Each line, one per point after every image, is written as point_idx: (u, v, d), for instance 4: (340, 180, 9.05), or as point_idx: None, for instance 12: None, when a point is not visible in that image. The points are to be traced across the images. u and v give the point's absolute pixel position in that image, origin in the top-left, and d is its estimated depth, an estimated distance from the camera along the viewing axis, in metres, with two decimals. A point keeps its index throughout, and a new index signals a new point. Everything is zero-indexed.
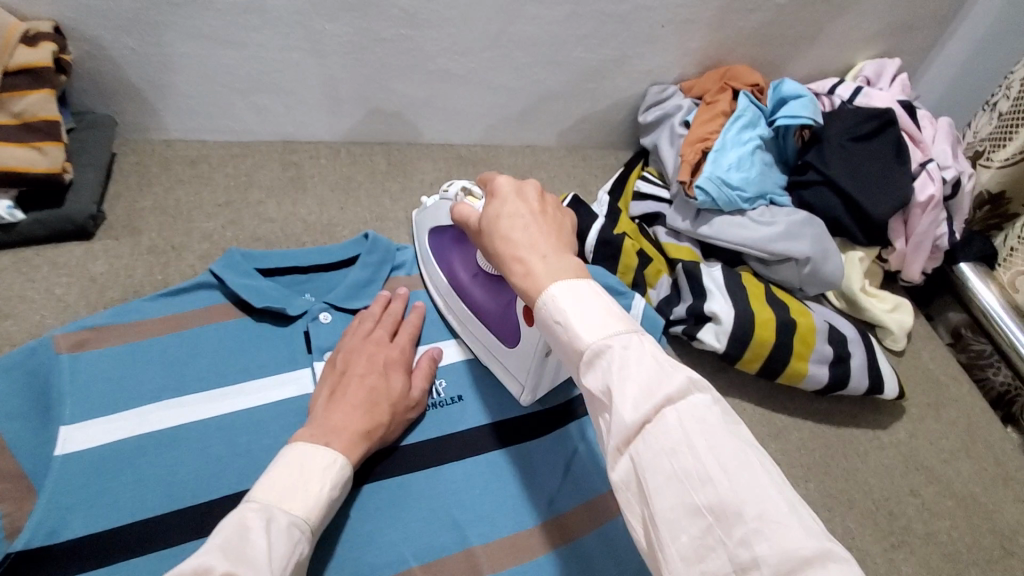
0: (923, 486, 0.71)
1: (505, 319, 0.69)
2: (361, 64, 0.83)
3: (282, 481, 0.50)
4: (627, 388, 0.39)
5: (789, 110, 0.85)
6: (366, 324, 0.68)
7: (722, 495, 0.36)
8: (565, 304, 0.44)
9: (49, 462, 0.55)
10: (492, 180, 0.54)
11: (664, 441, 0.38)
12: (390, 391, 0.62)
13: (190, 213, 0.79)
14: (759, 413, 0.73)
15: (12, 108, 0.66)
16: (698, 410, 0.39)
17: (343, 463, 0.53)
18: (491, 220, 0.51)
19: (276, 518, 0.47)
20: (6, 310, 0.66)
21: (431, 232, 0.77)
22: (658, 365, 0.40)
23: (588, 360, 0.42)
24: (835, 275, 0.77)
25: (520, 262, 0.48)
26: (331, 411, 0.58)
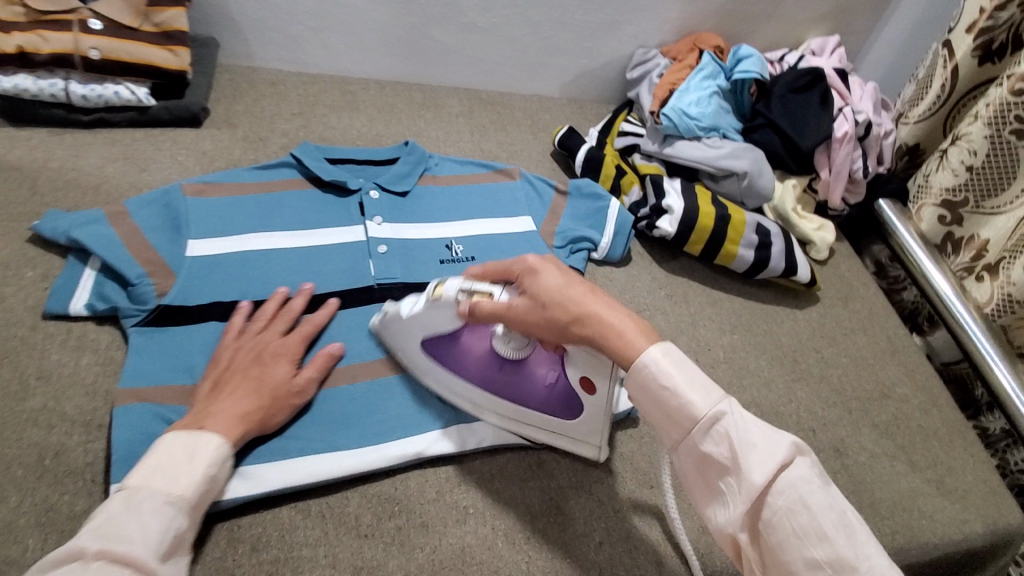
0: (825, 346, 0.93)
1: (555, 395, 0.73)
2: (408, 13, 1.06)
3: (159, 468, 0.56)
4: (753, 456, 0.50)
5: (743, 66, 1.07)
6: (257, 324, 0.73)
7: (838, 549, 0.47)
8: (672, 372, 0.54)
9: (182, 259, 0.77)
10: (533, 262, 0.63)
11: (782, 500, 0.49)
12: (272, 378, 0.67)
13: (272, 118, 1.02)
14: (702, 287, 0.95)
15: (156, 19, 0.89)
16: (802, 472, 0.50)
17: (220, 442, 0.60)
18: (556, 291, 0.60)
19: (148, 501, 0.53)
20: (143, 166, 0.88)
21: (424, 342, 0.73)
22: (766, 433, 0.52)
23: (706, 426, 0.53)
24: (767, 189, 0.99)
25: (613, 333, 0.57)
26: (217, 404, 0.63)
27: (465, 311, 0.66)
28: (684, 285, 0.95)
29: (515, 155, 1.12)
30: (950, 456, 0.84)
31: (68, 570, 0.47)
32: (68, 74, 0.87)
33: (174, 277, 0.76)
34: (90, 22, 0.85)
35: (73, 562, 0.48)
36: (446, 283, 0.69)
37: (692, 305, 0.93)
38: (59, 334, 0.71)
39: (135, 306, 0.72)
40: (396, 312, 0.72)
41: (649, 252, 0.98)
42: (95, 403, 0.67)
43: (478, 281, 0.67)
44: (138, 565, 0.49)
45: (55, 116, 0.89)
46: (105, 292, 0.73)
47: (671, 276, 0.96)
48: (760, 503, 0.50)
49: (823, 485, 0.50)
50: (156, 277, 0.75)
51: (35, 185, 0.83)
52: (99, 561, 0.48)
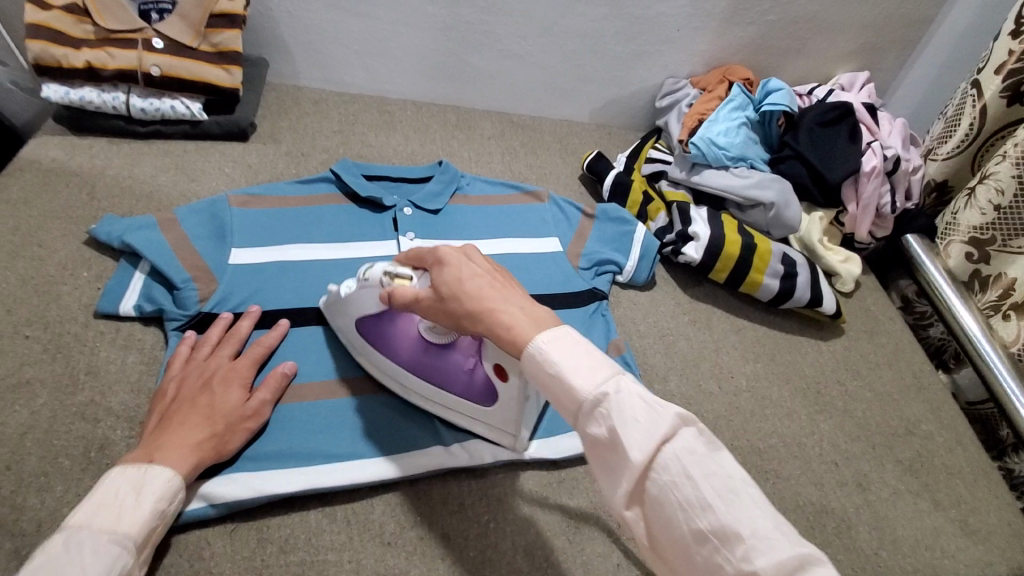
0: (848, 379, 0.93)
1: (473, 385, 0.72)
2: (448, 39, 1.11)
3: (102, 506, 0.54)
4: (631, 433, 0.48)
5: (772, 99, 1.09)
6: (203, 350, 0.73)
7: (721, 520, 0.45)
8: (554, 356, 0.52)
9: (226, 266, 0.81)
10: (437, 253, 0.64)
11: (666, 475, 0.47)
12: (223, 405, 0.67)
13: (314, 135, 1.07)
14: (725, 314, 0.96)
15: (214, 40, 0.95)
16: (687, 442, 0.48)
17: (172, 474, 0.59)
18: (453, 283, 0.61)
19: (90, 540, 0.52)
20: (192, 176, 0.93)
21: (357, 321, 0.75)
22: (648, 409, 0.49)
23: (588, 410, 0.50)
24: (794, 220, 1.00)
25: (501, 318, 0.57)
26: (166, 436, 0.62)
27: (385, 298, 0.68)
28: (707, 312, 0.96)
29: (543, 177, 1.15)
30: (976, 497, 0.82)
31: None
32: (130, 88, 0.93)
33: (216, 283, 0.79)
34: (154, 41, 0.91)
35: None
36: (374, 266, 0.72)
37: (714, 332, 0.93)
38: (108, 333, 0.75)
39: (179, 309, 0.76)
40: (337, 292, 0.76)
41: (674, 277, 0.99)
42: (139, 400, 0.70)
43: (401, 266, 0.70)
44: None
45: (114, 127, 0.94)
46: (152, 294, 0.77)
47: (694, 302, 0.97)
48: (646, 479, 0.48)
49: (710, 454, 0.47)
50: (200, 283, 0.78)
51: (94, 191, 0.88)
52: None
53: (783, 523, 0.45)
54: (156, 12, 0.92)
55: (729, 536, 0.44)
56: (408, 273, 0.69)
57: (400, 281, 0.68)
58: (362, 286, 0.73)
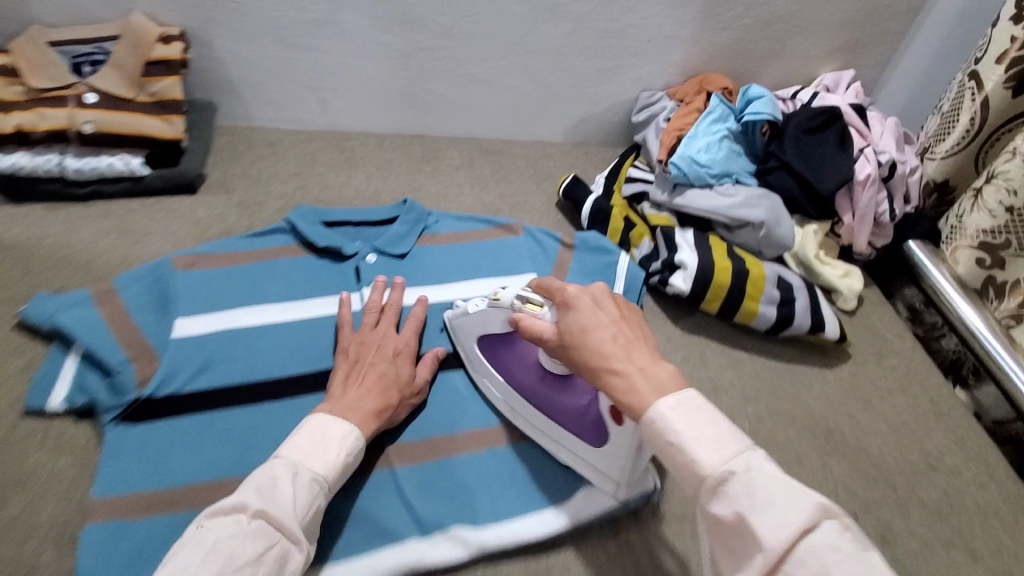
0: (860, 412, 0.85)
1: (586, 420, 0.71)
2: (406, 67, 1.04)
3: (308, 444, 0.60)
4: (765, 519, 0.46)
5: (754, 108, 1.02)
6: (370, 320, 0.78)
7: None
8: (681, 427, 0.51)
9: (168, 342, 0.74)
10: (566, 294, 0.63)
11: (802, 571, 0.45)
12: (397, 375, 0.73)
13: (268, 180, 1.00)
14: (721, 348, 0.89)
15: (150, 89, 0.88)
16: (829, 535, 0.46)
17: (358, 435, 0.63)
18: (577, 331, 0.60)
19: (301, 473, 0.57)
20: (134, 238, 0.86)
21: (480, 338, 0.78)
22: (786, 494, 0.47)
23: (712, 487, 0.49)
24: (787, 238, 0.93)
25: (620, 376, 0.56)
26: (349, 398, 0.68)
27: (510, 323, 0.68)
28: (702, 347, 0.89)
29: (517, 207, 1.08)
30: (1015, 540, 0.75)
31: (232, 523, 0.50)
32: (64, 148, 0.85)
33: (157, 362, 0.72)
34: (86, 96, 0.85)
35: (237, 514, 0.51)
36: (507, 288, 0.72)
37: (710, 369, 0.86)
38: (37, 434, 0.68)
39: (115, 398, 0.69)
40: (463, 311, 0.78)
41: (664, 311, 0.92)
42: (71, 508, 0.64)
43: (531, 291, 0.69)
44: (285, 530, 0.52)
45: (50, 191, 0.87)
46: (85, 383, 0.70)
47: (686, 337, 0.89)
48: (779, 571, 0.46)
49: (853, 548, 0.45)
50: (139, 363, 0.71)
51: (27, 265, 0.81)
52: (258, 520, 0.51)
53: None
54: (89, 65, 0.87)
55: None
56: (539, 299, 0.68)
57: (532, 307, 0.68)
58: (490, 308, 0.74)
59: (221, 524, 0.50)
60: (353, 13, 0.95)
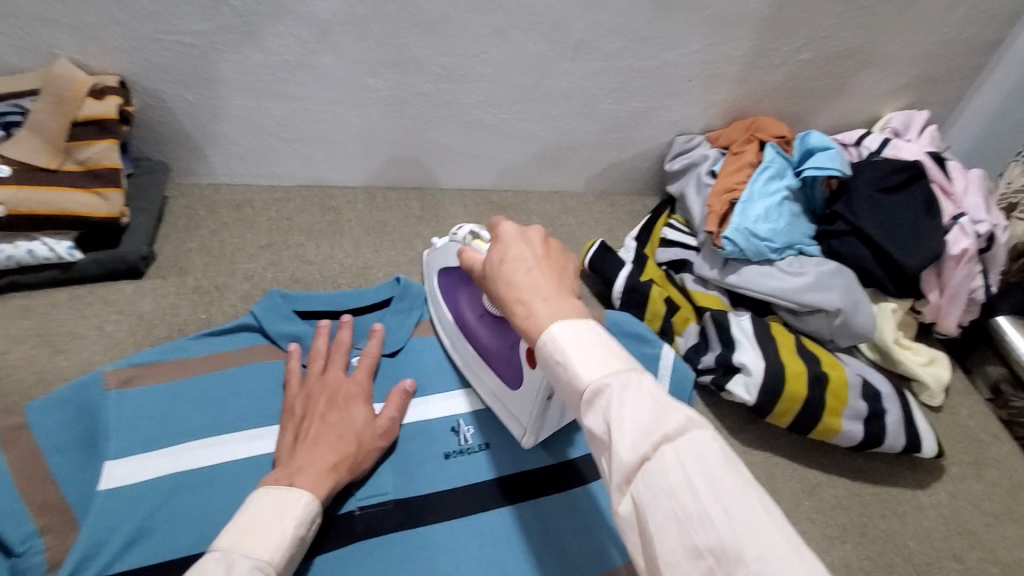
0: (967, 551, 0.69)
1: (509, 361, 0.69)
2: (400, 116, 0.86)
3: (253, 521, 0.50)
4: (626, 428, 0.39)
5: (817, 161, 0.85)
6: (316, 366, 0.68)
7: (722, 537, 0.34)
8: (565, 343, 0.44)
9: (93, 496, 0.57)
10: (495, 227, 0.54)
11: (659, 481, 0.37)
12: (353, 424, 0.63)
13: (234, 255, 0.83)
14: (791, 467, 0.72)
15: (79, 155, 0.70)
16: (697, 446, 0.38)
17: (310, 498, 0.54)
18: (496, 264, 0.51)
19: (236, 564, 0.47)
20: (61, 345, 0.69)
21: (440, 271, 0.78)
22: (657, 403, 0.39)
23: (586, 400, 0.42)
24: (868, 327, 0.77)
25: (522, 304, 0.47)
26: (300, 458, 0.58)
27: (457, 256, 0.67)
28: (767, 467, 0.72)
29: None
30: None
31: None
32: None
33: (77, 531, 0.55)
34: None
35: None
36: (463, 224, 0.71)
37: (781, 499, 0.69)
38: None
39: None
40: (436, 246, 0.80)
41: (718, 418, 0.75)
42: None
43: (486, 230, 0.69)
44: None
45: None
46: None
47: (748, 453, 0.73)
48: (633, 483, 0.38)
49: (721, 460, 0.37)
50: (51, 536, 0.54)
51: None
52: None
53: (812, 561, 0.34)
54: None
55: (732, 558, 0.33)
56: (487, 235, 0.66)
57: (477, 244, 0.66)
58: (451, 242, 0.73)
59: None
60: (333, 54, 0.77)
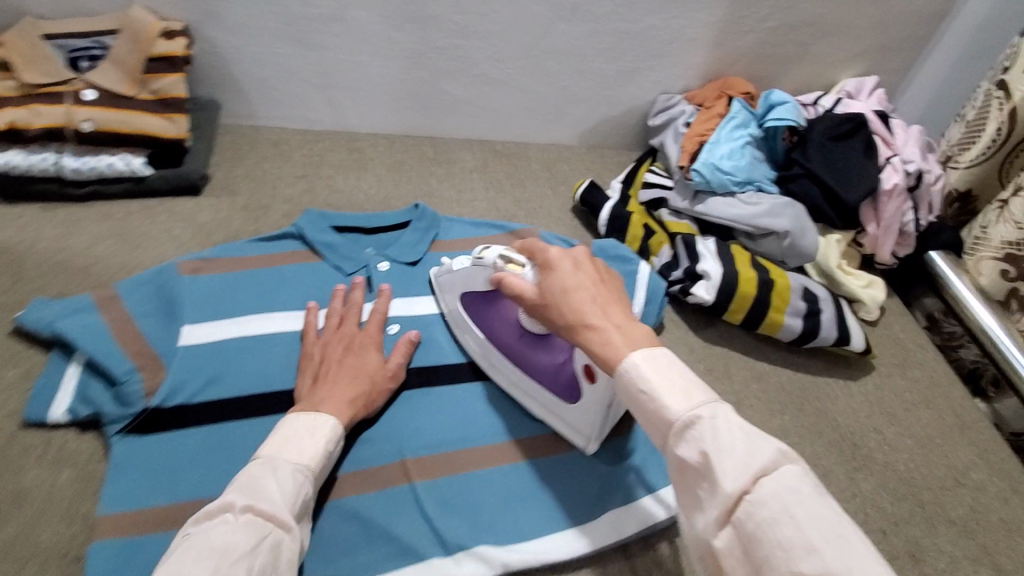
0: (886, 426, 0.84)
1: (561, 377, 0.74)
2: (419, 67, 1.00)
3: (286, 441, 0.58)
4: (725, 460, 0.44)
5: (776, 113, 0.99)
6: (333, 320, 0.76)
7: (830, 566, 0.39)
8: (651, 374, 0.50)
9: (174, 349, 0.71)
10: (545, 254, 0.62)
11: (764, 511, 0.42)
12: (366, 366, 0.71)
13: (276, 181, 0.97)
14: (744, 359, 0.86)
15: (153, 86, 0.84)
16: (791, 480, 0.43)
17: (335, 422, 0.62)
18: (560, 292, 0.59)
19: (282, 466, 0.56)
20: (137, 242, 0.83)
21: (462, 296, 0.80)
22: (748, 438, 0.45)
23: (679, 430, 0.47)
24: (811, 249, 0.91)
25: (596, 332, 0.55)
26: (323, 393, 0.66)
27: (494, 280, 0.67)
28: (725, 359, 0.86)
29: (533, 213, 1.07)
30: None
31: (221, 521, 0.48)
32: (61, 147, 0.81)
33: (164, 372, 0.69)
34: (85, 93, 0.81)
35: (225, 514, 0.49)
36: (489, 249, 0.71)
37: (735, 381, 0.84)
38: (37, 446, 0.65)
39: (122, 409, 0.66)
40: (450, 267, 0.79)
41: (686, 318, 0.89)
42: (71, 531, 0.61)
43: (515, 252, 0.68)
44: (278, 523, 0.51)
45: (46, 191, 0.83)
46: (90, 394, 0.66)
47: (709, 346, 0.87)
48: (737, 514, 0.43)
49: (816, 494, 0.42)
50: (145, 373, 0.68)
51: (22, 270, 0.77)
52: (245, 515, 0.49)
53: None
54: (86, 60, 0.83)
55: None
56: (521, 259, 0.67)
57: (513, 267, 0.66)
58: (474, 266, 0.74)
59: (209, 526, 0.48)
60: (364, 10, 0.91)
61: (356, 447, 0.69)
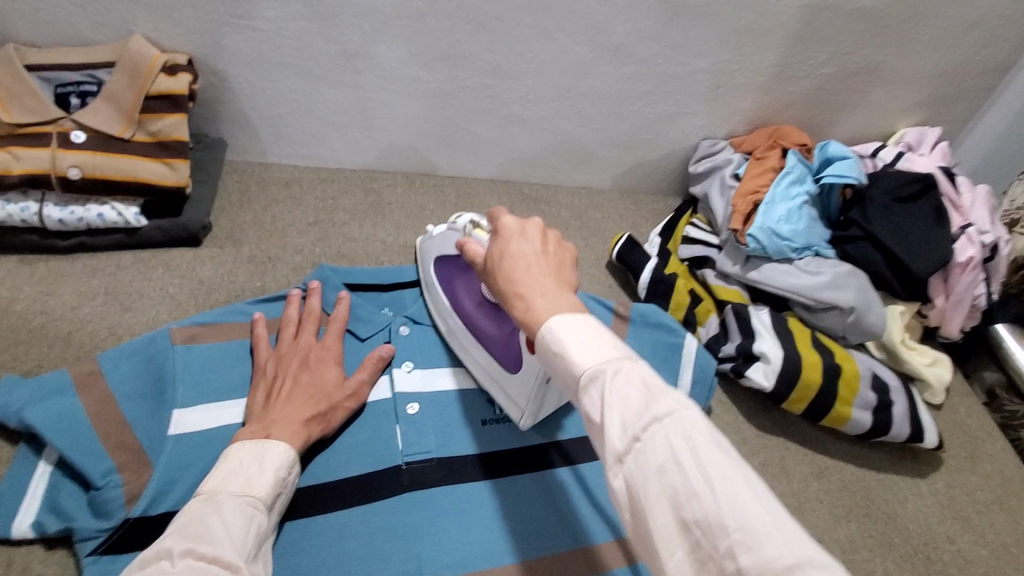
0: (960, 534, 0.75)
1: (508, 348, 0.72)
2: (445, 106, 0.91)
3: (230, 472, 0.54)
4: (615, 412, 0.40)
5: (835, 169, 0.90)
6: (288, 332, 0.71)
7: (708, 511, 0.36)
8: (563, 334, 0.45)
9: (163, 441, 0.61)
10: (497, 219, 0.55)
11: (652, 460, 0.38)
12: (323, 383, 0.66)
13: (285, 230, 0.88)
14: (802, 453, 0.78)
15: (150, 128, 0.75)
16: (685, 426, 0.39)
17: (289, 449, 0.58)
18: (497, 255, 0.53)
19: (226, 501, 0.51)
20: (126, 303, 0.74)
21: (436, 260, 0.79)
22: (646, 390, 0.40)
23: (583, 387, 0.43)
24: (878, 327, 0.82)
25: (522, 299, 0.49)
26: (274, 414, 0.62)
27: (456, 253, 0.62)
28: (781, 451, 0.78)
29: None
30: None
31: (156, 570, 0.43)
32: (44, 196, 0.72)
33: (151, 471, 0.59)
34: (73, 134, 0.72)
35: (160, 563, 0.44)
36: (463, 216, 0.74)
37: (793, 480, 0.76)
38: None
39: (96, 522, 0.56)
40: (432, 234, 0.81)
41: (737, 403, 0.81)
42: None
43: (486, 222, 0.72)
44: (225, 564, 0.46)
45: (26, 243, 0.74)
46: (58, 503, 0.57)
47: (763, 436, 0.79)
48: (625, 466, 0.39)
49: (709, 441, 0.38)
50: (127, 474, 0.59)
51: None
52: (185, 560, 0.45)
53: (791, 525, 0.35)
54: (77, 96, 0.75)
55: (716, 531, 0.35)
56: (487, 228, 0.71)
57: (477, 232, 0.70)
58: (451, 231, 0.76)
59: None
60: (388, 45, 0.82)
61: (370, 563, 0.60)
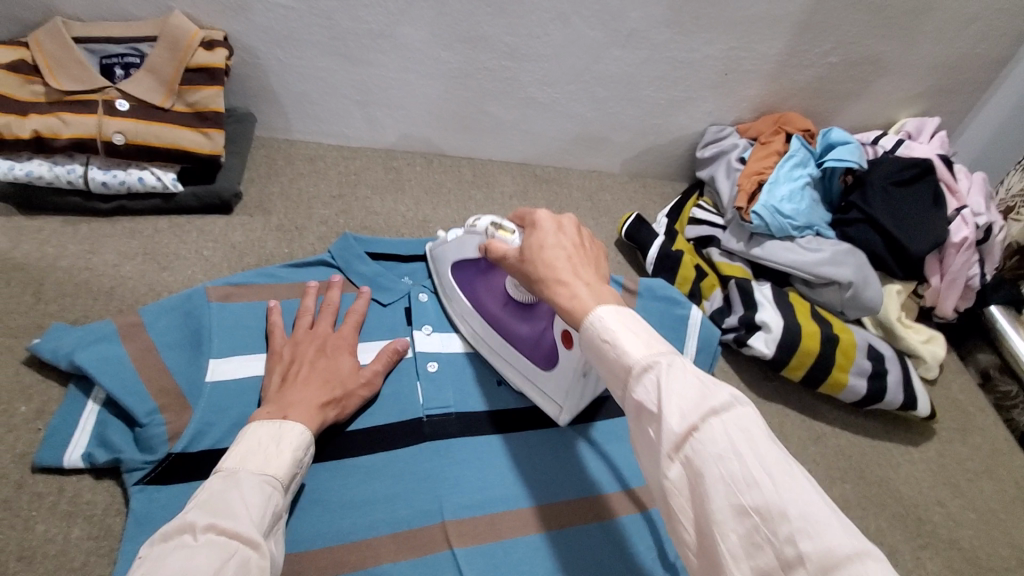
0: (949, 498, 0.79)
1: (540, 347, 0.73)
2: (464, 87, 0.95)
3: (248, 452, 0.53)
4: (674, 399, 0.42)
5: (837, 153, 0.94)
6: (305, 321, 0.72)
7: (767, 498, 0.38)
8: (613, 324, 0.48)
9: (201, 386, 0.65)
10: (529, 215, 0.62)
11: (709, 448, 0.40)
12: (338, 372, 0.67)
13: (310, 202, 0.92)
14: (801, 419, 0.83)
15: (189, 98, 0.79)
16: (742, 421, 0.41)
17: (303, 430, 0.57)
18: (535, 247, 0.58)
19: (246, 479, 0.50)
20: (164, 263, 0.79)
21: (453, 266, 0.80)
22: (701, 383, 0.43)
23: (636, 375, 0.45)
24: (874, 302, 0.87)
25: (564, 287, 0.53)
26: (290, 395, 0.61)
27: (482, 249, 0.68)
28: (780, 417, 0.82)
29: None
30: None
31: (179, 545, 0.43)
32: (89, 159, 0.76)
33: (191, 412, 0.64)
34: (118, 102, 0.76)
35: (183, 537, 0.43)
36: (481, 219, 0.72)
37: (792, 443, 0.80)
38: (48, 495, 0.60)
39: (143, 455, 0.61)
40: (444, 239, 0.81)
41: (740, 372, 0.85)
42: None
43: (506, 221, 0.68)
44: (245, 540, 0.45)
45: (70, 204, 0.78)
46: (107, 437, 0.61)
47: (764, 403, 0.83)
48: (682, 454, 0.41)
49: (767, 436, 0.40)
50: (170, 413, 0.63)
51: (40, 290, 0.72)
52: (207, 535, 0.44)
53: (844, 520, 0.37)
54: (120, 67, 0.79)
55: (774, 516, 0.37)
56: (511, 227, 0.67)
57: (502, 233, 0.67)
58: (470, 233, 0.74)
59: (164, 551, 0.42)
60: (413, 27, 0.86)
61: (394, 505, 0.64)
